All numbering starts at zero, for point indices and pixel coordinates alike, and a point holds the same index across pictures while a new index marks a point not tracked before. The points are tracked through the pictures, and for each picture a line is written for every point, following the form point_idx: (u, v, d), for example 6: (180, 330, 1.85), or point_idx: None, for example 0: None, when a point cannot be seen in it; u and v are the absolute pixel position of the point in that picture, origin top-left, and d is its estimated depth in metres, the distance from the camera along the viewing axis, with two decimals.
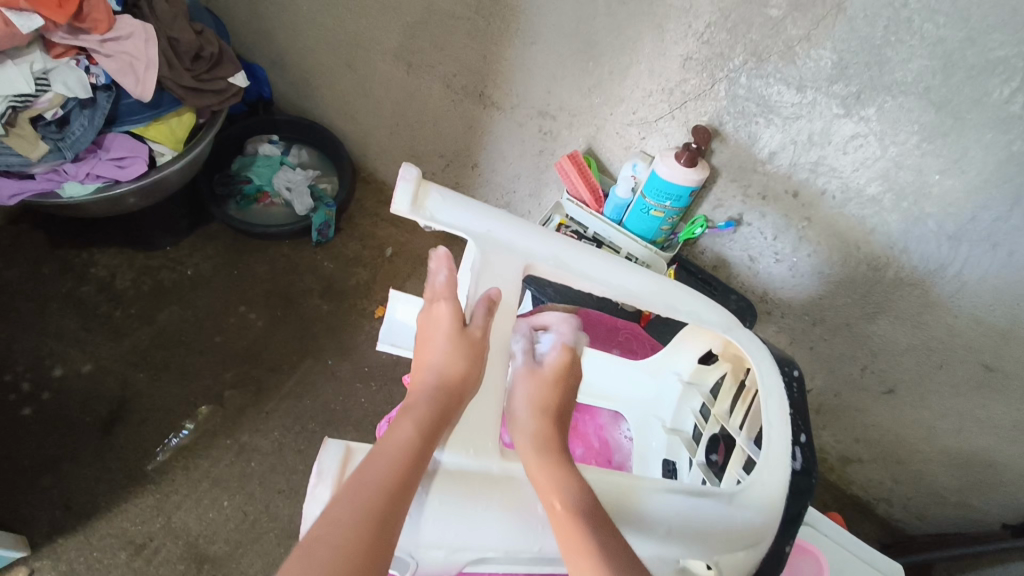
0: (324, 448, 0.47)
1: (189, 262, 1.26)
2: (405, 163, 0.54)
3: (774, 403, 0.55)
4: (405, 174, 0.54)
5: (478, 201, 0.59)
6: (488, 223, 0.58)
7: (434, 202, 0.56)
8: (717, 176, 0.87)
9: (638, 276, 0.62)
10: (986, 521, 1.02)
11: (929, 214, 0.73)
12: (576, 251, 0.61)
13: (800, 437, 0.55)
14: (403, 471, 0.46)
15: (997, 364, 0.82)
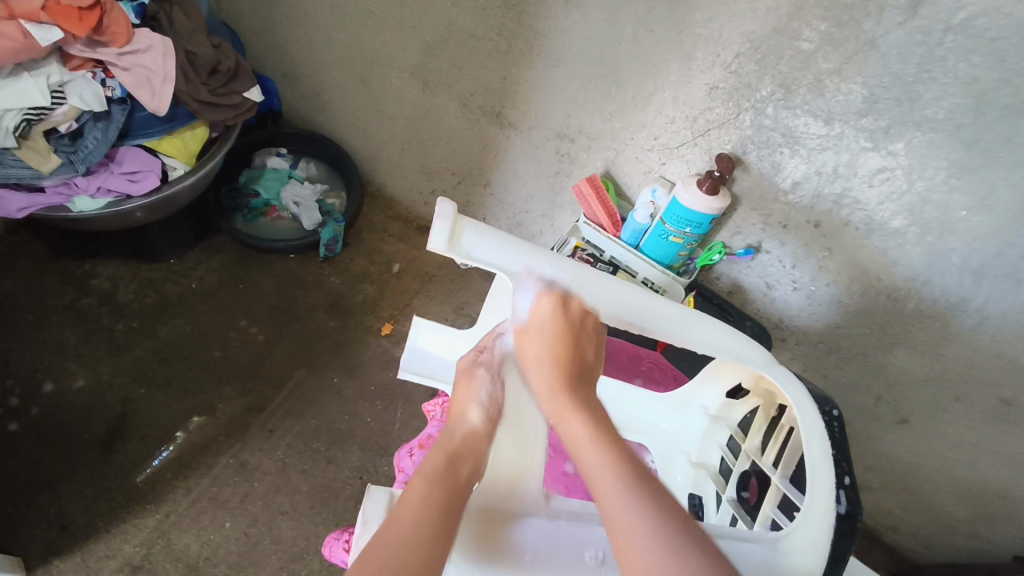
0: (368, 494, 0.47)
1: (193, 275, 1.24)
2: (441, 200, 0.52)
3: (816, 445, 0.55)
4: (442, 212, 0.52)
5: (510, 235, 0.57)
6: (522, 260, 0.57)
7: (470, 239, 0.54)
8: (737, 204, 0.87)
9: (670, 310, 0.61)
10: (997, 553, 1.02)
11: (954, 248, 0.73)
12: (609, 286, 0.60)
13: (844, 479, 0.53)
14: (428, 507, 0.44)
15: (1015, 399, 0.82)
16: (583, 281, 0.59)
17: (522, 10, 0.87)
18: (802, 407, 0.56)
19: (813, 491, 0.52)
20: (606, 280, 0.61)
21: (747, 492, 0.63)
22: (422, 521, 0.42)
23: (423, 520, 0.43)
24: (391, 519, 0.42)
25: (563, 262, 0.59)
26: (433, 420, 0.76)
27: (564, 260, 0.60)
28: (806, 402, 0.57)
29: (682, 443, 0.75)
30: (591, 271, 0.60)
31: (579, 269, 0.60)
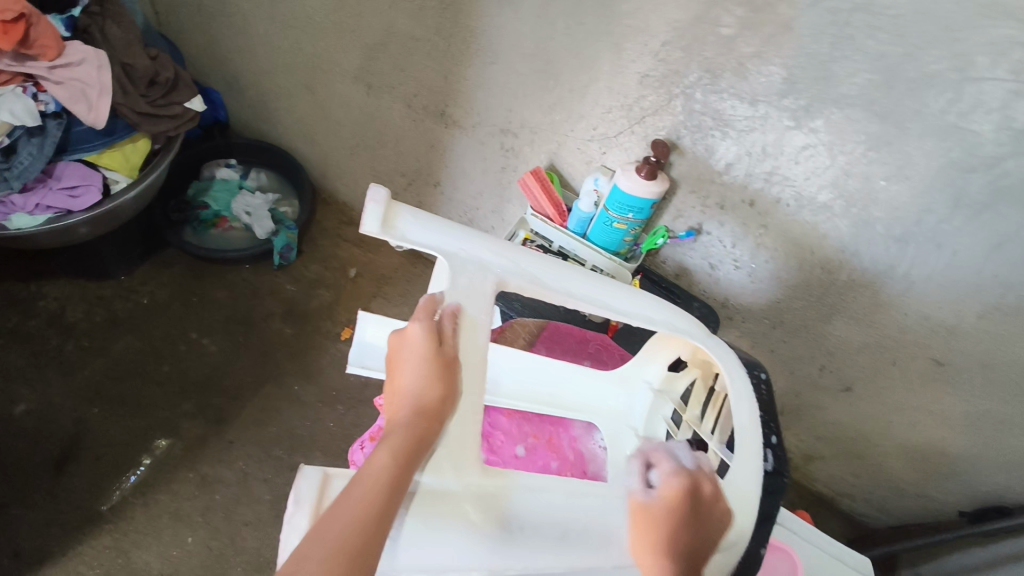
0: (300, 474, 0.45)
1: (143, 291, 1.23)
2: (373, 184, 0.53)
3: (745, 408, 0.57)
4: (374, 195, 0.52)
5: (446, 220, 0.58)
6: (457, 241, 0.57)
7: (404, 221, 0.55)
8: (676, 187, 0.90)
9: (608, 288, 0.62)
10: (944, 510, 1.07)
11: (878, 217, 0.77)
12: (549, 267, 0.61)
13: (772, 438, 0.57)
14: (387, 493, 0.42)
15: (945, 358, 0.86)
16: (524, 262, 0.59)
17: (457, 9, 0.89)
18: (733, 373, 0.59)
19: (747, 445, 0.55)
20: (547, 260, 0.61)
21: (689, 462, 0.65)
22: (378, 507, 0.41)
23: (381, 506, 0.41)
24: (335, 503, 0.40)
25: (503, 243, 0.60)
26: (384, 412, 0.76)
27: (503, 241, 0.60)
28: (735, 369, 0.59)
29: (629, 420, 0.75)
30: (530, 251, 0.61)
31: (518, 249, 0.60)
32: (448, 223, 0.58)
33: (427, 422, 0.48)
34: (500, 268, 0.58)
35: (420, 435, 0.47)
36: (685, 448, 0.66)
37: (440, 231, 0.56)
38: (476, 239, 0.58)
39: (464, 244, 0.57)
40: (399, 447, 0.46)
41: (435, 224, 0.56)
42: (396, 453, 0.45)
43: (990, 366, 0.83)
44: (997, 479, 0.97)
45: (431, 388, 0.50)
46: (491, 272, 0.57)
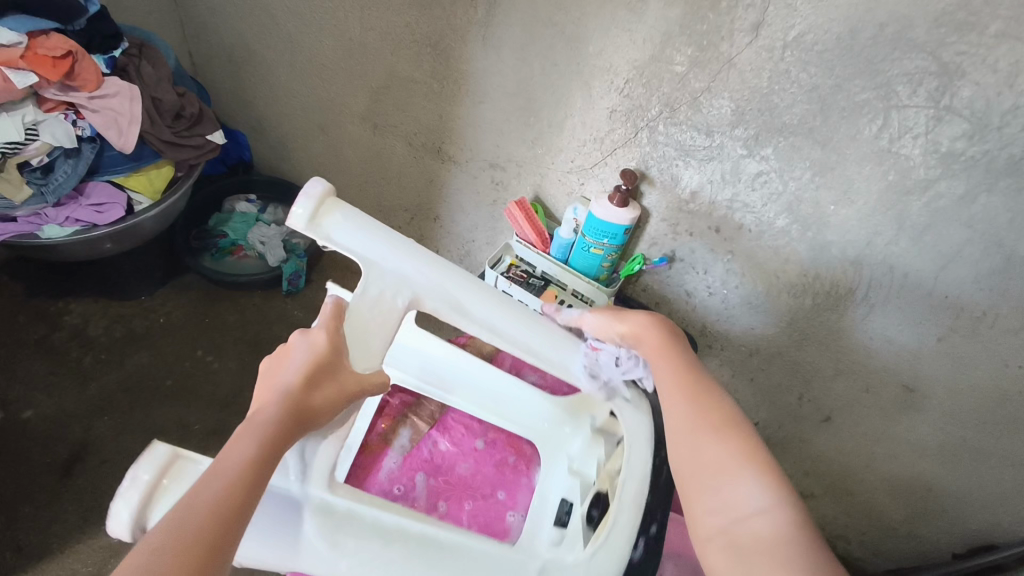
0: (149, 449, 0.54)
1: (161, 311, 1.32)
2: (313, 180, 0.61)
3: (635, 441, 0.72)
4: (310, 189, 0.61)
5: (377, 223, 0.65)
6: (382, 249, 0.65)
7: (334, 222, 0.62)
8: (648, 216, 0.96)
9: (509, 313, 0.73)
10: (937, 553, 1.02)
11: (832, 241, 0.81)
12: (459, 285, 0.69)
13: (649, 529, 0.65)
14: (245, 475, 0.48)
15: (915, 384, 0.86)
16: (437, 279, 0.68)
17: (449, 55, 0.99)
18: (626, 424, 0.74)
19: (629, 477, 0.68)
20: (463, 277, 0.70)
21: (595, 510, 0.72)
22: (235, 502, 0.46)
23: (236, 491, 0.47)
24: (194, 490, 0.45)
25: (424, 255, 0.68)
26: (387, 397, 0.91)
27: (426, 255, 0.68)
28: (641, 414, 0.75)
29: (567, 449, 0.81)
30: (448, 268, 0.69)
31: (438, 265, 0.68)
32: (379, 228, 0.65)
33: (296, 420, 0.55)
34: (418, 281, 0.66)
35: (286, 428, 0.54)
36: (596, 497, 0.73)
37: (367, 237, 0.64)
38: (399, 249, 0.65)
39: (386, 254, 0.65)
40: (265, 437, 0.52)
41: (363, 230, 0.64)
42: (261, 442, 0.51)
43: (956, 391, 0.83)
44: (983, 516, 0.93)
45: (309, 394, 0.57)
46: (406, 286, 0.66)
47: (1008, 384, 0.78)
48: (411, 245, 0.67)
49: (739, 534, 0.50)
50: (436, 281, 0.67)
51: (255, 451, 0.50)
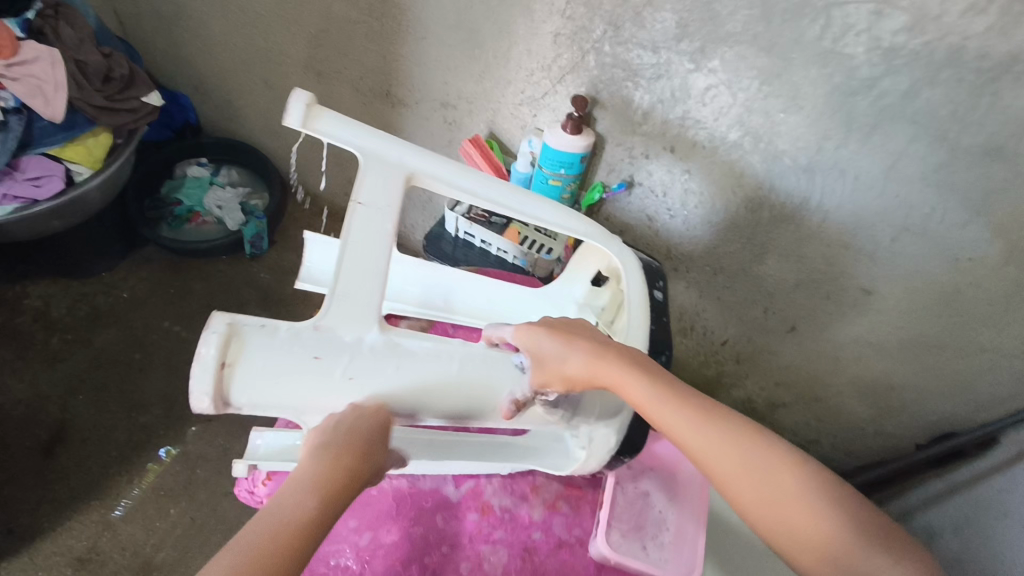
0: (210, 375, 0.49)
1: (124, 285, 1.30)
2: (211, 321, 0.48)
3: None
4: (196, 389, 0.46)
5: (282, 355, 0.50)
6: (299, 382, 0.51)
7: (239, 387, 0.49)
8: (603, 141, 0.94)
9: (479, 367, 0.58)
10: (902, 446, 1.07)
11: (784, 150, 0.81)
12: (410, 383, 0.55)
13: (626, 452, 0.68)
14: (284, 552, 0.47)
15: (873, 286, 0.88)
16: (379, 388, 0.54)
17: None
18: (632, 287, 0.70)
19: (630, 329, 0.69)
20: (413, 355, 0.55)
21: None
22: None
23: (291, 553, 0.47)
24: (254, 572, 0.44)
25: (363, 351, 0.54)
26: None
27: (365, 350, 0.54)
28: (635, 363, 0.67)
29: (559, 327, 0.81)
30: (395, 357, 0.54)
31: (382, 358, 0.54)
32: (295, 357, 0.51)
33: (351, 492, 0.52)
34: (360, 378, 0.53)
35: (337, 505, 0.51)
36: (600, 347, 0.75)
37: (287, 379, 0.50)
38: (331, 375, 0.52)
39: (319, 387, 0.52)
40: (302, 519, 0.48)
41: (279, 371, 0.50)
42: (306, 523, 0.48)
43: (913, 288, 0.85)
44: (943, 406, 0.97)
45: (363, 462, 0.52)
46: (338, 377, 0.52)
47: (959, 278, 0.80)
48: (342, 359, 0.52)
49: (797, 520, 0.52)
50: (382, 386, 0.54)
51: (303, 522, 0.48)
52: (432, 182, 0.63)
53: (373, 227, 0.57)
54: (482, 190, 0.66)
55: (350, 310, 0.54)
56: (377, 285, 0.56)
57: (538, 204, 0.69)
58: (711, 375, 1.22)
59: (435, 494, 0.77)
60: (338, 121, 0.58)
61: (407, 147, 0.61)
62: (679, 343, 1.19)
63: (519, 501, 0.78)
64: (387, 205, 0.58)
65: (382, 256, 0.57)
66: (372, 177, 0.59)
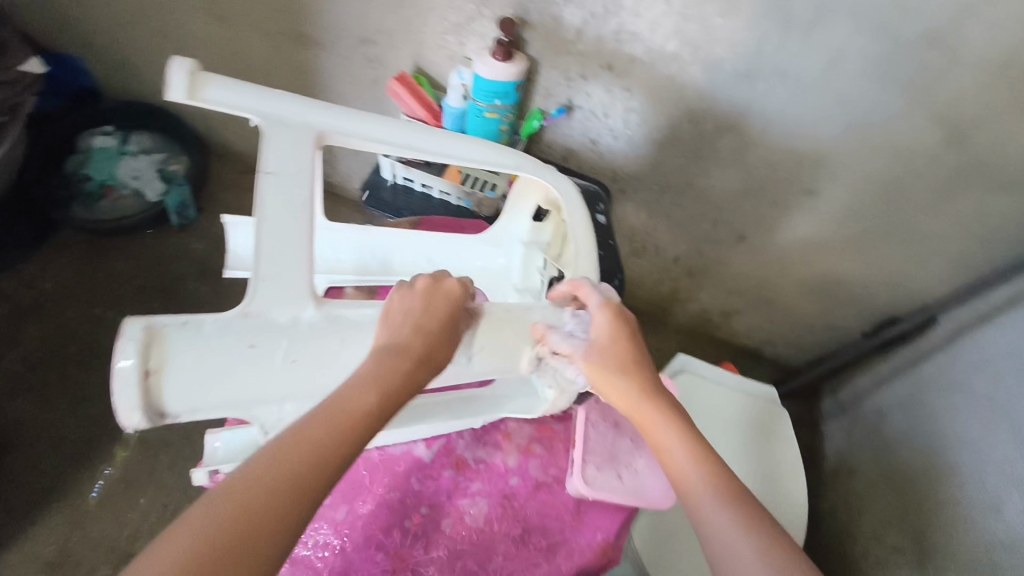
0: (118, 350, 0.39)
1: (44, 276, 1.20)
2: (124, 324, 0.40)
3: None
4: (122, 407, 0.39)
5: (214, 350, 0.42)
6: (235, 382, 0.42)
7: (172, 396, 0.41)
8: (537, 66, 0.89)
9: None
10: (850, 335, 1.12)
11: (723, 57, 0.78)
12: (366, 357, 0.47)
13: None
14: (360, 427, 0.42)
15: (817, 187, 0.89)
16: (333, 372, 0.46)
17: None
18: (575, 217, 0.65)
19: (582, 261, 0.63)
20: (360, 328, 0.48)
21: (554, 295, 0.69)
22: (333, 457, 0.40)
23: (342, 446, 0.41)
24: (300, 439, 0.40)
25: (303, 330, 0.45)
26: None
27: (304, 329, 0.45)
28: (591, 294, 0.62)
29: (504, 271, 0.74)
30: (340, 332, 0.47)
31: (326, 333, 0.46)
32: (225, 353, 0.42)
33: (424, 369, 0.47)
34: (308, 360, 0.45)
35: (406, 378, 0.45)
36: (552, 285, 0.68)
37: (221, 380, 0.42)
38: (270, 363, 0.43)
39: (260, 381, 0.43)
40: (386, 382, 0.44)
41: (209, 372, 0.41)
42: (384, 390, 0.44)
43: (855, 185, 0.86)
44: (888, 294, 1.01)
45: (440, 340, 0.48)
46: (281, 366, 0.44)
47: (899, 169, 0.81)
48: (280, 344, 0.44)
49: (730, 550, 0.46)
50: (327, 370, 0.46)
51: (376, 402, 0.43)
52: (344, 139, 0.55)
53: (287, 197, 0.48)
54: (403, 138, 0.58)
55: (279, 292, 0.46)
56: (300, 261, 0.47)
57: (467, 146, 0.63)
58: (666, 292, 1.23)
59: (407, 457, 0.73)
60: (222, 84, 0.49)
61: (310, 102, 0.53)
62: (633, 264, 1.19)
63: (492, 451, 0.76)
64: (299, 169, 0.50)
65: (302, 227, 0.48)
66: (277, 138, 0.50)
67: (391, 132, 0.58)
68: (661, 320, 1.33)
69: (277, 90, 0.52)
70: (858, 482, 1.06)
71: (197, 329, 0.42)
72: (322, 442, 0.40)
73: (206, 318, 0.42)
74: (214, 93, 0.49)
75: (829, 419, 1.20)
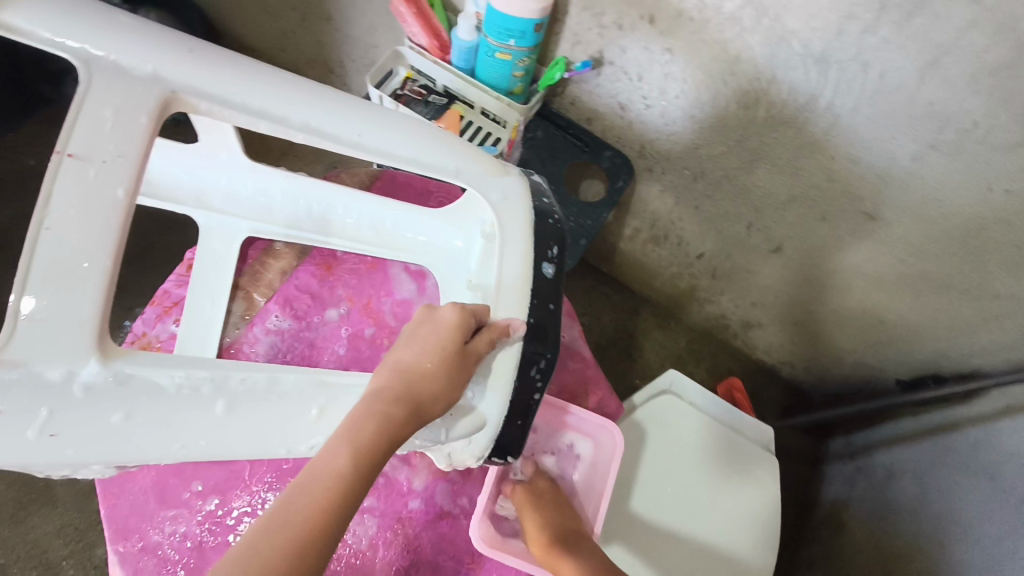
0: None
1: (30, 151, 1.15)
2: None
3: (496, 402, 0.54)
4: None
5: None
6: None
7: None
8: (566, 3, 0.73)
9: (262, 404, 0.48)
10: (882, 380, 0.97)
11: (792, 30, 0.61)
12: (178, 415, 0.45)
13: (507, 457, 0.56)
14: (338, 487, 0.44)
15: (879, 211, 0.72)
16: (109, 447, 0.43)
17: None
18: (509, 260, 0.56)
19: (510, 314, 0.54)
20: (153, 396, 0.44)
21: None
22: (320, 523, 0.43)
23: (349, 493, 0.44)
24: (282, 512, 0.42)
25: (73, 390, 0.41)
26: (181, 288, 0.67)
27: (75, 393, 0.41)
28: (501, 380, 0.54)
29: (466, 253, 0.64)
30: (125, 400, 0.43)
31: (105, 397, 0.42)
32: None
33: (412, 417, 0.48)
34: (68, 427, 0.41)
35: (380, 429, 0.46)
36: None
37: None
38: (18, 436, 0.40)
39: (10, 451, 0.40)
40: (355, 440, 0.45)
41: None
42: (355, 449, 0.45)
43: (927, 218, 0.69)
44: (936, 346, 0.85)
45: (431, 380, 0.49)
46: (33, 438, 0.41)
47: (988, 212, 0.64)
48: (36, 415, 0.40)
49: None
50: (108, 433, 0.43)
51: (347, 459, 0.45)
52: (207, 105, 0.47)
53: (91, 188, 0.41)
54: (295, 117, 0.50)
55: (50, 332, 0.40)
56: (93, 273, 0.41)
57: (379, 133, 0.53)
58: (683, 288, 1.09)
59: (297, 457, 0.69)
60: (33, 4, 0.41)
61: (160, 53, 0.44)
62: (651, 252, 1.05)
63: (400, 466, 0.71)
64: (121, 152, 0.42)
65: (107, 235, 0.41)
66: (100, 99, 0.42)
67: (275, 105, 0.49)
68: (673, 314, 1.19)
69: (119, 24, 0.44)
70: (847, 539, 0.96)
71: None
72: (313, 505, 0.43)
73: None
74: (19, 16, 0.41)
75: (835, 459, 1.08)
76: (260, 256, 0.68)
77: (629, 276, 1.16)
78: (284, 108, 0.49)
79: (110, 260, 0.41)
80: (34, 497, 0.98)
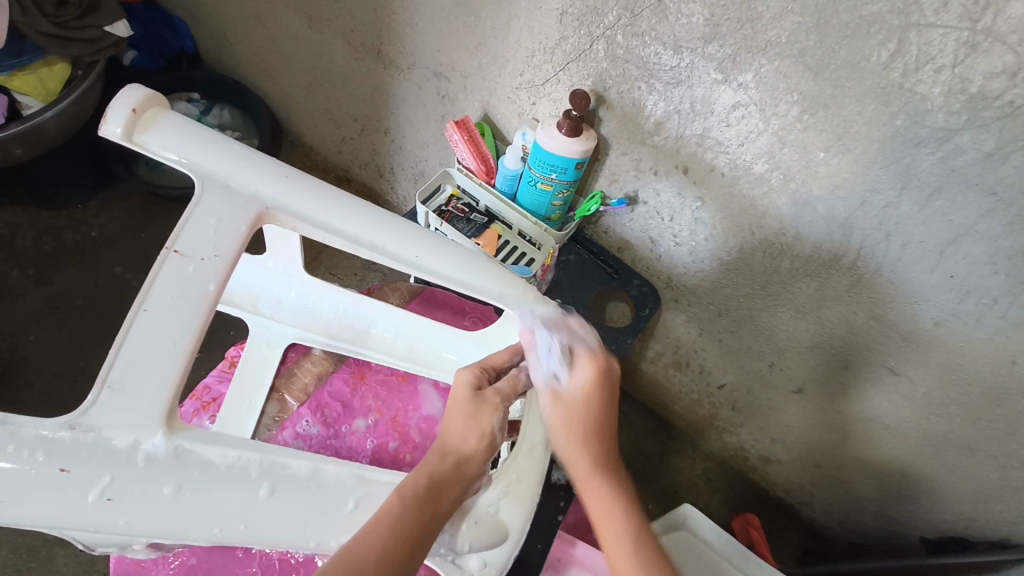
0: None
1: (94, 223, 1.24)
2: None
3: (521, 514, 0.53)
4: None
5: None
6: (24, 509, 0.37)
7: None
8: (607, 147, 0.79)
9: (306, 496, 0.43)
10: (906, 535, 0.94)
11: (817, 196, 0.64)
12: None
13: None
14: (398, 533, 0.43)
15: (900, 368, 0.73)
16: (156, 523, 0.39)
17: None
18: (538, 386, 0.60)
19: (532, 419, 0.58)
20: (207, 475, 0.41)
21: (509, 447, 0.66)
22: (386, 559, 0.41)
23: (407, 528, 0.43)
24: (350, 545, 0.41)
25: (137, 462, 0.39)
26: (224, 376, 0.71)
27: (137, 462, 0.39)
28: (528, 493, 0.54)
29: None
30: (180, 473, 0.40)
31: (161, 472, 0.40)
32: (32, 478, 0.37)
33: (456, 471, 0.49)
34: (120, 502, 0.39)
35: (431, 487, 0.47)
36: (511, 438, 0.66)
37: (21, 499, 0.37)
38: (79, 499, 0.38)
39: (64, 513, 0.38)
40: (406, 492, 0.45)
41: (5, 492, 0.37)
42: (405, 498, 0.45)
43: (951, 382, 0.69)
44: (960, 507, 0.82)
45: (469, 425, 0.52)
46: (88, 505, 0.38)
47: (1011, 382, 0.64)
48: (99, 479, 0.38)
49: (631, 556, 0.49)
50: (150, 518, 0.39)
51: (403, 508, 0.44)
52: (292, 223, 0.50)
53: (188, 282, 0.43)
54: (364, 235, 0.52)
55: (129, 403, 0.39)
56: (174, 360, 0.41)
57: (442, 258, 0.55)
58: (703, 415, 1.08)
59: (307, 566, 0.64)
60: (168, 132, 0.47)
61: (263, 172, 0.49)
62: (672, 376, 1.06)
63: None
64: (218, 252, 0.44)
65: (189, 325, 0.42)
66: (207, 206, 0.46)
67: (350, 224, 0.52)
68: (690, 439, 1.18)
69: (236, 149, 0.49)
70: None
71: (10, 437, 0.37)
72: (380, 541, 0.42)
73: (23, 425, 0.37)
74: (154, 139, 0.47)
75: None
76: (296, 359, 0.70)
77: (648, 396, 1.17)
78: (361, 229, 0.52)
79: (190, 347, 0.41)
80: (34, 566, 0.98)
